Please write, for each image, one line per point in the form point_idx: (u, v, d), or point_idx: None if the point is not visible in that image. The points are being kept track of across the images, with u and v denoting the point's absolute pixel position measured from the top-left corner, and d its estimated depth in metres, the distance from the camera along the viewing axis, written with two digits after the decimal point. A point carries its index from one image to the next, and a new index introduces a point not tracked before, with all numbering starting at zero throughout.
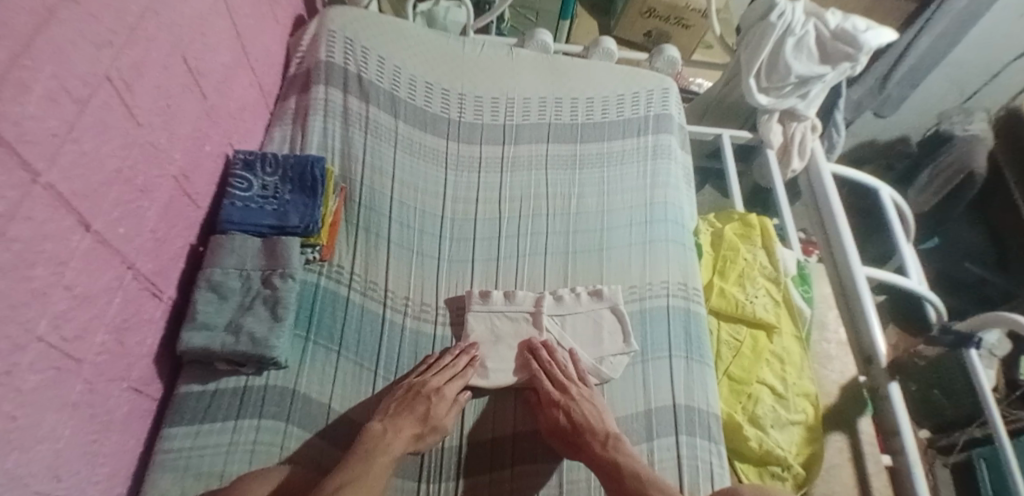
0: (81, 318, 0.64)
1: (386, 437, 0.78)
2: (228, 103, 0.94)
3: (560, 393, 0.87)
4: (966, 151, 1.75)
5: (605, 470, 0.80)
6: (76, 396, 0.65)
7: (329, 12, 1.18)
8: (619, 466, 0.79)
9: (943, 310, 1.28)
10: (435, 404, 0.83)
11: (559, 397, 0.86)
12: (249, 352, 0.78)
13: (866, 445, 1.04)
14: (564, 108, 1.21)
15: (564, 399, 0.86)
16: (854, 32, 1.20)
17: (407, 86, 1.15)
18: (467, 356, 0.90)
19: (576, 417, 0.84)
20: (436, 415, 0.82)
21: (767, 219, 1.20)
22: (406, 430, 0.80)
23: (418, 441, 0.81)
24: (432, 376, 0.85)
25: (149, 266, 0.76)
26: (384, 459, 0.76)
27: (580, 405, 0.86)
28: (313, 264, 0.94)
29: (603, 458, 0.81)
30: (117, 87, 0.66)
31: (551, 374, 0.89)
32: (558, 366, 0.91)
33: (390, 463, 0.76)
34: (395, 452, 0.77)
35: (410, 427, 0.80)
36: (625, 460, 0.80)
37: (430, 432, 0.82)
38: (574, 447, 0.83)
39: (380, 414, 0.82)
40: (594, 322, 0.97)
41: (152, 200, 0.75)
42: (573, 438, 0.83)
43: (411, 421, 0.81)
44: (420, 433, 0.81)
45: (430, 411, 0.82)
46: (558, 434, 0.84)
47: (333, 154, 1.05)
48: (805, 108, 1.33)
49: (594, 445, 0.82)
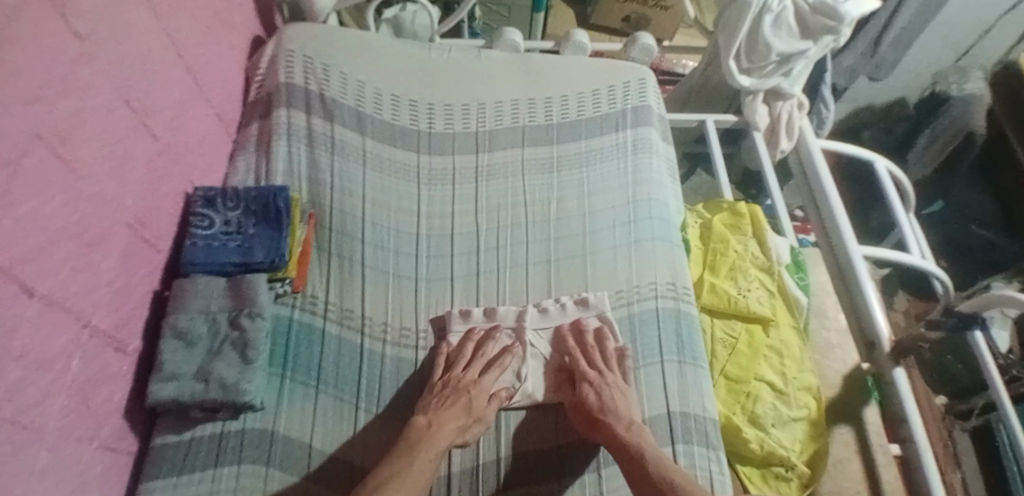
0: (39, 384, 0.62)
1: (431, 430, 0.79)
2: (184, 139, 0.91)
3: (598, 375, 0.87)
4: (963, 113, 1.69)
5: (626, 455, 0.79)
6: (42, 463, 0.63)
7: (286, 30, 1.14)
8: (643, 452, 0.78)
9: (952, 286, 1.23)
10: (478, 399, 0.84)
11: (592, 376, 0.87)
12: (222, 399, 0.77)
13: (873, 435, 1.00)
14: (538, 109, 1.17)
15: (597, 381, 0.86)
16: (835, 3, 1.12)
17: (373, 101, 1.12)
18: (489, 340, 0.91)
19: (602, 402, 0.84)
20: (477, 406, 0.84)
21: (756, 206, 1.16)
22: (451, 422, 0.80)
23: (463, 433, 0.81)
24: (465, 370, 0.87)
25: (109, 320, 0.74)
26: (429, 453, 0.76)
27: (610, 389, 0.86)
28: (285, 298, 0.91)
29: (624, 443, 0.80)
30: (52, 143, 0.63)
31: (590, 356, 0.90)
32: (599, 350, 0.91)
33: (434, 456, 0.76)
34: (440, 447, 0.78)
35: (456, 421, 0.81)
36: (639, 446, 0.79)
37: (475, 422, 0.82)
38: (595, 428, 0.83)
39: (426, 411, 0.82)
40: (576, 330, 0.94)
41: (105, 252, 0.72)
42: (594, 419, 0.83)
43: (455, 413, 0.81)
44: (464, 424, 0.81)
45: (472, 402, 0.83)
46: (584, 412, 0.85)
47: (299, 180, 1.02)
48: (789, 86, 1.28)
49: (616, 428, 0.81)
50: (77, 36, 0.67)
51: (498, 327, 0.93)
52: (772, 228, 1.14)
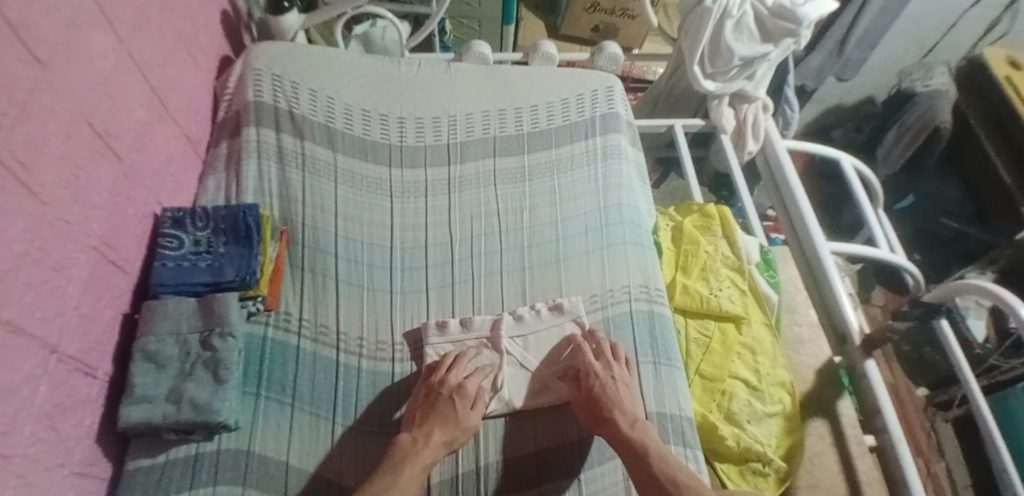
0: (5, 411, 0.61)
1: (414, 455, 0.78)
2: (150, 160, 0.91)
3: (603, 369, 0.88)
4: (930, 107, 1.72)
5: (630, 449, 0.80)
6: (11, 491, 0.62)
7: (254, 49, 1.15)
8: (646, 447, 0.80)
9: (922, 280, 1.26)
10: (463, 417, 0.83)
11: (597, 370, 0.87)
12: (194, 419, 0.77)
13: (847, 427, 1.01)
14: (508, 119, 1.18)
15: (602, 374, 0.87)
16: (792, 7, 1.16)
17: (343, 116, 1.12)
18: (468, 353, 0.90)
19: (607, 394, 0.85)
20: (464, 419, 0.83)
21: (725, 207, 1.18)
22: (436, 438, 0.80)
23: (449, 445, 0.81)
24: (449, 374, 0.86)
25: (76, 345, 0.73)
26: (411, 475, 0.75)
27: (615, 383, 0.86)
28: (258, 316, 0.91)
29: (628, 439, 0.81)
30: (13, 169, 0.63)
31: (599, 351, 0.91)
32: (607, 348, 0.91)
33: (419, 473, 0.76)
34: (428, 463, 0.78)
35: (439, 439, 0.80)
36: (642, 441, 0.81)
37: (462, 433, 0.82)
38: (601, 422, 0.84)
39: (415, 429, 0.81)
40: (548, 340, 0.95)
41: (70, 276, 0.72)
42: (599, 414, 0.84)
43: (443, 428, 0.81)
44: (450, 438, 0.81)
45: (457, 415, 0.82)
46: (589, 405, 0.85)
47: (270, 198, 1.02)
48: (753, 89, 1.31)
49: (621, 424, 0.83)
50: (37, 62, 0.68)
51: (469, 349, 0.91)
52: (741, 227, 1.16)
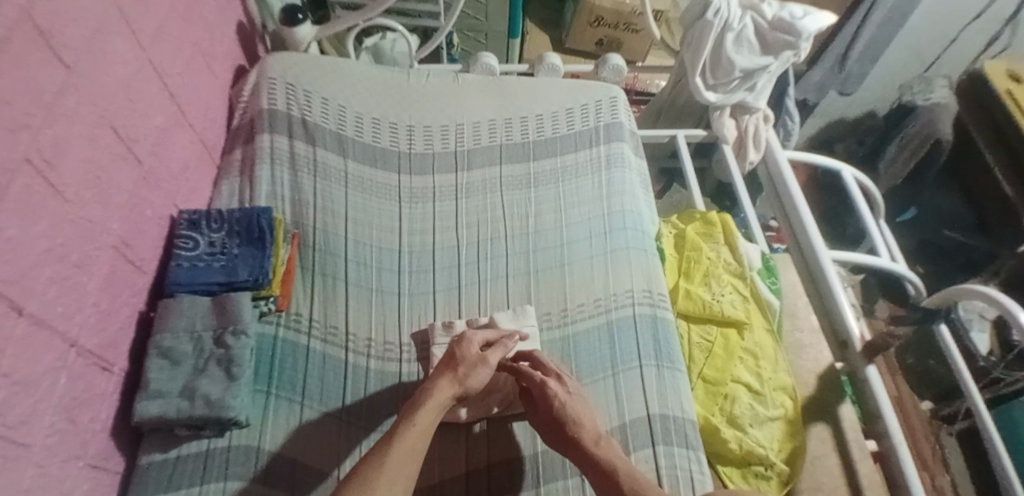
0: (26, 402, 0.63)
1: (423, 399, 0.80)
2: (167, 164, 0.94)
3: (558, 386, 0.86)
4: (930, 119, 1.73)
5: (596, 469, 0.77)
6: (29, 480, 0.63)
7: (268, 59, 1.19)
8: (614, 465, 0.77)
9: (923, 289, 1.27)
10: (470, 358, 0.85)
11: (553, 388, 0.85)
12: (207, 415, 0.78)
13: (848, 431, 1.02)
14: (515, 128, 1.21)
15: (559, 394, 0.84)
16: (791, 20, 1.20)
17: (354, 124, 1.15)
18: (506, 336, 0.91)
19: (567, 413, 0.83)
20: (471, 362, 0.84)
21: (727, 214, 1.21)
22: (445, 383, 0.82)
23: (460, 384, 0.82)
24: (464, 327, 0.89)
25: (95, 340, 0.75)
26: (428, 411, 0.78)
27: (573, 401, 0.84)
28: (269, 316, 0.94)
29: (594, 458, 0.78)
30: (40, 168, 0.66)
31: (546, 370, 0.88)
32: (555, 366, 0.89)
33: (432, 416, 0.78)
34: (443, 401, 0.80)
35: (445, 378, 0.82)
36: (609, 459, 0.77)
37: (471, 380, 0.83)
38: (567, 444, 0.81)
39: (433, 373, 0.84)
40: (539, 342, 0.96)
41: (90, 274, 0.74)
42: (564, 435, 0.82)
43: (448, 385, 0.82)
44: (460, 378, 0.83)
45: (466, 362, 0.84)
46: (552, 427, 0.83)
47: (283, 202, 1.05)
48: (754, 100, 1.33)
49: (585, 444, 0.80)
50: (64, 66, 0.71)
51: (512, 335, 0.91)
52: (742, 235, 1.19)
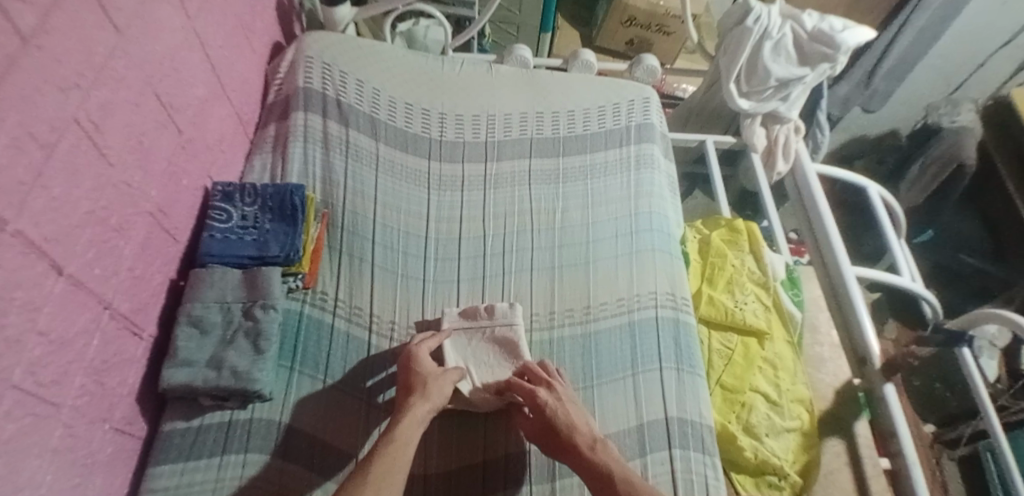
0: (61, 361, 0.64)
1: (399, 418, 0.79)
2: (204, 135, 0.94)
3: (548, 393, 0.85)
4: (955, 142, 1.71)
5: (589, 472, 0.77)
6: (57, 440, 0.64)
7: (306, 38, 1.19)
8: (608, 468, 0.76)
9: (939, 308, 1.24)
10: (432, 371, 0.85)
11: (543, 396, 0.84)
12: (232, 386, 0.79)
13: (864, 448, 1.03)
14: (546, 122, 1.21)
15: (550, 400, 0.84)
16: (831, 32, 1.19)
17: (387, 108, 1.15)
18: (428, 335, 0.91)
19: (559, 418, 0.82)
20: (434, 379, 0.84)
21: (754, 223, 1.20)
22: (422, 405, 0.80)
23: (433, 405, 0.81)
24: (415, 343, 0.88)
25: (127, 304, 0.76)
26: (405, 428, 0.77)
27: (564, 407, 0.84)
28: (296, 293, 0.94)
29: (589, 463, 0.78)
30: (87, 129, 0.66)
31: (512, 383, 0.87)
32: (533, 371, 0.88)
33: (410, 433, 0.77)
34: (418, 417, 0.79)
35: (416, 398, 0.81)
36: (604, 464, 0.77)
37: (436, 399, 0.82)
38: (562, 449, 0.81)
39: (401, 394, 0.83)
40: (497, 338, 0.94)
41: (128, 238, 0.75)
42: (560, 441, 0.81)
43: (422, 402, 0.81)
44: (422, 394, 0.82)
45: (428, 376, 0.84)
46: (544, 432, 0.83)
47: (314, 181, 1.05)
48: (786, 110, 1.33)
49: (582, 448, 0.79)
50: (115, 29, 0.71)
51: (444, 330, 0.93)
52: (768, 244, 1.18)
